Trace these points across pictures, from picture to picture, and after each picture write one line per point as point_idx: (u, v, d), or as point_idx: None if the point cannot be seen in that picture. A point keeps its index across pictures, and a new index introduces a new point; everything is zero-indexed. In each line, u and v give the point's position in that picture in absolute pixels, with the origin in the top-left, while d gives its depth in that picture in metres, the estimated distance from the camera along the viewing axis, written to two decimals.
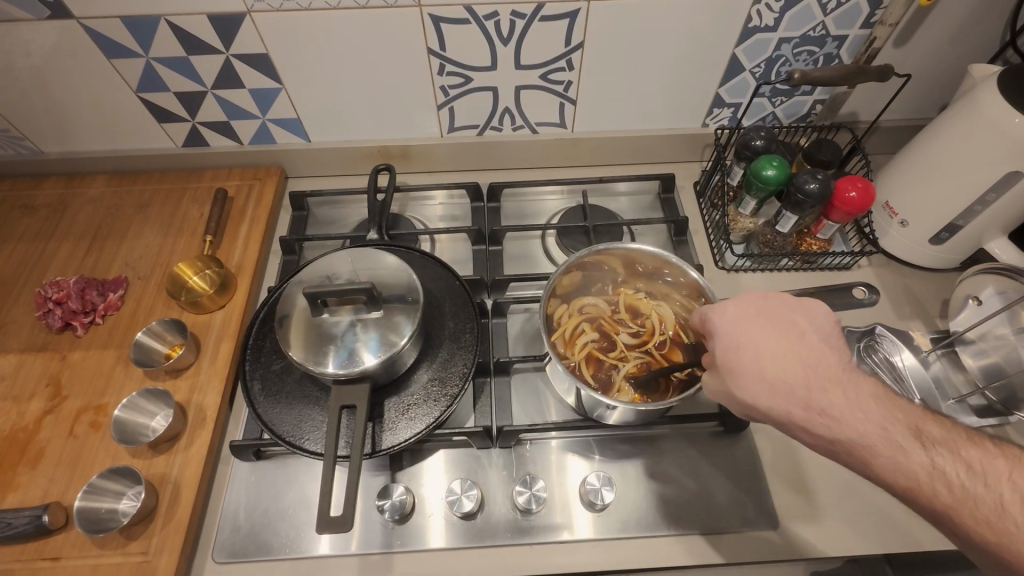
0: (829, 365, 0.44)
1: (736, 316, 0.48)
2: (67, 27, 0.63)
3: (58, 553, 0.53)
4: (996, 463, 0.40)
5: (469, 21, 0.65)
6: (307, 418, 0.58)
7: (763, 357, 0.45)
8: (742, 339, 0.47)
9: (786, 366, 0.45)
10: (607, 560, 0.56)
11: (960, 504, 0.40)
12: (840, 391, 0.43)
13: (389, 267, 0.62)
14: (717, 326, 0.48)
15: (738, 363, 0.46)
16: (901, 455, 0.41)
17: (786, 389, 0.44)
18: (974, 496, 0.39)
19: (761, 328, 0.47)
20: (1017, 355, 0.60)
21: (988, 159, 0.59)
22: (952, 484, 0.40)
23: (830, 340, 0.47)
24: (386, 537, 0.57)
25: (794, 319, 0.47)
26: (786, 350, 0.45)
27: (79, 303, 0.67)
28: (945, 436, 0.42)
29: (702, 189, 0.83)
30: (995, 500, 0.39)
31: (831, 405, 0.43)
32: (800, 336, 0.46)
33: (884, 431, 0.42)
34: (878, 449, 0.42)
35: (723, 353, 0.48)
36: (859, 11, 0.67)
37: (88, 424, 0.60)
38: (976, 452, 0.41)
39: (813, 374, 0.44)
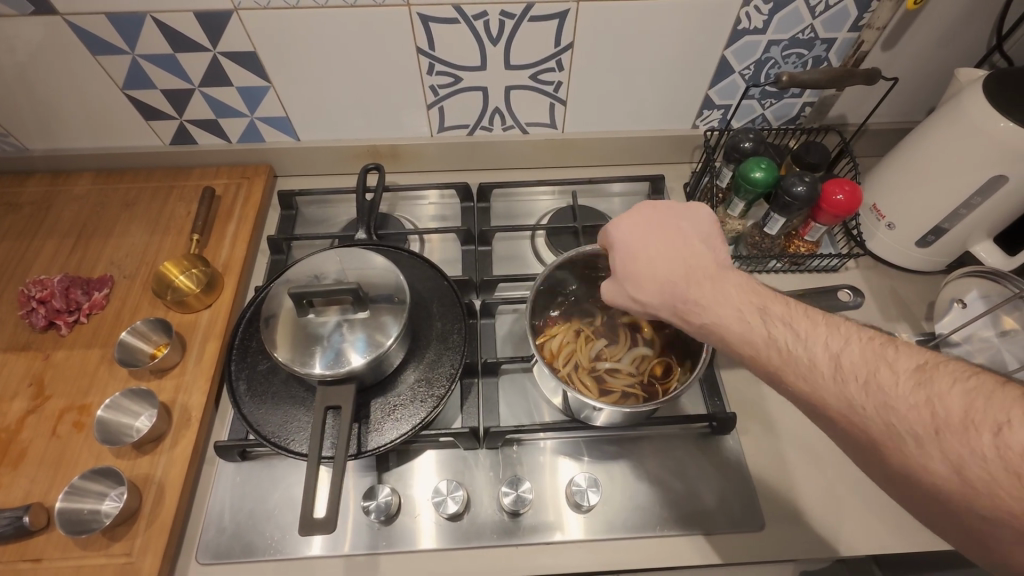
0: (706, 265, 0.48)
1: (633, 226, 0.52)
2: (50, 23, 0.63)
3: (39, 554, 0.53)
4: (818, 330, 0.40)
5: (458, 20, 0.65)
6: (292, 419, 0.57)
7: (652, 260, 0.49)
8: (633, 244, 0.51)
9: (670, 265, 0.48)
10: (594, 561, 0.56)
11: (785, 365, 0.40)
12: (712, 285, 0.46)
13: (376, 267, 0.62)
14: (614, 238, 0.52)
15: (632, 269, 0.50)
16: (745, 330, 0.43)
17: (667, 286, 0.48)
18: (792, 357, 0.40)
19: (652, 236, 0.50)
20: (1001, 357, 0.60)
21: (973, 163, 0.60)
22: (779, 348, 0.41)
23: (714, 246, 0.50)
24: (372, 539, 0.57)
25: (679, 228, 0.51)
26: (668, 251, 0.49)
27: (63, 303, 0.66)
28: (787, 311, 0.43)
29: (692, 191, 0.83)
30: (809, 359, 0.39)
31: (701, 296, 0.46)
32: (684, 240, 0.50)
33: (738, 312, 0.44)
34: (730, 326, 0.44)
35: (620, 261, 0.52)
36: (847, 13, 0.67)
37: (71, 424, 0.60)
38: (807, 321, 0.41)
39: (691, 272, 0.48)
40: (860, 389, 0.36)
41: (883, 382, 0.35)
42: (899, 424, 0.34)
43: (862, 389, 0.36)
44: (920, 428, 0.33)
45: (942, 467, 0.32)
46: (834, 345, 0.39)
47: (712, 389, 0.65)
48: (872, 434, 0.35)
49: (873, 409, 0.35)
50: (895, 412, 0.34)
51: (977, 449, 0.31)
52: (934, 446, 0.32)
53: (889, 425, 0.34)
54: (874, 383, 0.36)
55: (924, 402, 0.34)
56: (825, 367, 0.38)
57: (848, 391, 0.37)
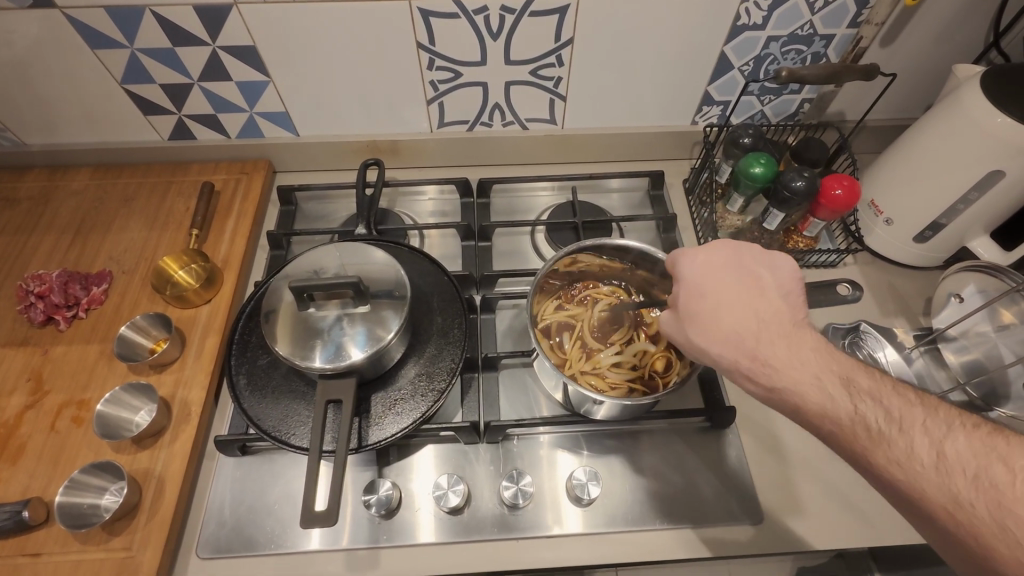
0: (782, 320, 0.46)
1: (707, 266, 0.50)
2: (48, 17, 0.62)
3: (38, 549, 0.53)
4: (916, 413, 0.40)
5: (458, 15, 0.65)
6: (293, 414, 0.57)
7: (723, 305, 0.47)
8: (705, 287, 0.49)
9: (742, 317, 0.47)
10: (594, 555, 0.56)
11: (875, 448, 0.39)
12: (787, 346, 0.45)
13: (377, 262, 0.62)
14: (688, 273, 0.50)
15: (698, 313, 0.48)
16: (826, 401, 0.42)
17: (736, 339, 0.46)
18: (886, 441, 0.39)
19: (725, 280, 0.49)
20: (998, 351, 0.61)
21: (970, 159, 0.60)
22: (870, 428, 0.40)
23: (791, 299, 0.48)
24: (372, 532, 0.57)
25: (758, 277, 0.49)
26: (746, 302, 0.47)
27: (61, 298, 0.66)
28: (875, 387, 0.42)
29: (691, 186, 0.83)
30: (906, 445, 0.38)
31: (773, 355, 0.45)
32: (761, 291, 0.48)
33: (817, 380, 0.43)
34: (808, 394, 0.43)
35: (686, 300, 0.50)
36: (845, 10, 0.67)
37: (70, 419, 0.60)
38: (901, 401, 0.41)
39: (764, 329, 0.46)
40: (970, 484, 0.35)
41: (996, 478, 0.34)
42: (1017, 528, 0.33)
43: (970, 483, 0.35)
44: None
45: None
46: (935, 432, 0.38)
47: (711, 383, 0.65)
48: (981, 533, 0.34)
49: (985, 508, 0.34)
50: (1011, 513, 0.33)
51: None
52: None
53: (1005, 529, 0.33)
54: (985, 480, 0.35)
55: None
56: (925, 454, 0.37)
57: (953, 484, 0.36)
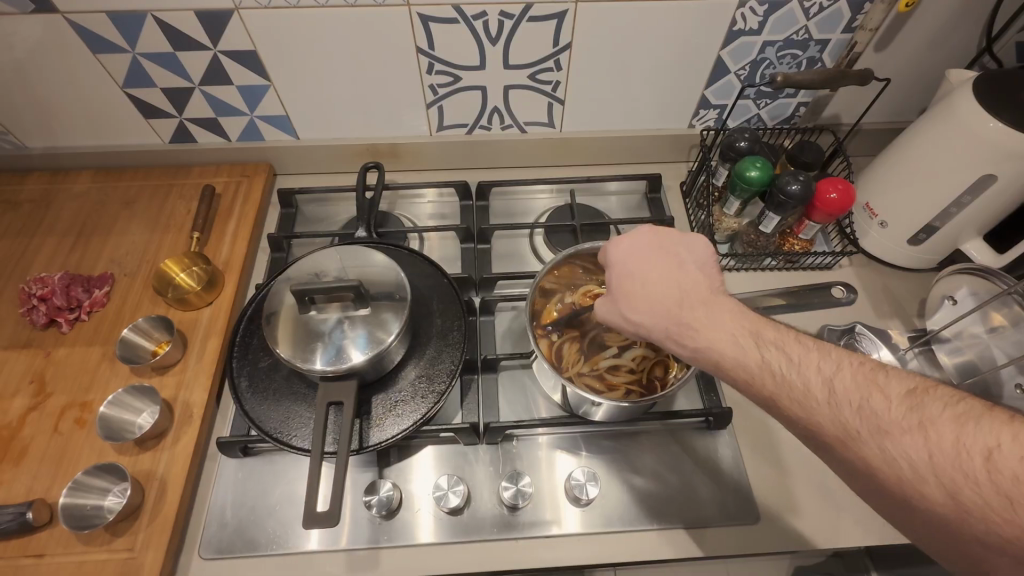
0: (699, 288, 0.48)
1: (631, 247, 0.52)
2: (51, 21, 0.63)
3: (42, 550, 0.53)
4: (811, 354, 0.42)
5: (457, 21, 0.66)
6: (294, 415, 0.58)
7: (645, 280, 0.49)
8: (629, 266, 0.51)
9: (664, 288, 0.48)
10: (592, 555, 0.57)
11: (780, 391, 0.41)
12: (706, 310, 0.47)
13: (377, 265, 0.63)
14: (614, 255, 0.52)
15: (626, 289, 0.50)
16: (739, 353, 0.44)
17: (659, 307, 0.48)
18: (787, 383, 0.41)
19: (645, 258, 0.51)
20: (990, 353, 0.62)
21: (963, 163, 0.61)
22: (774, 373, 0.42)
23: (707, 271, 0.50)
24: (373, 533, 0.57)
25: (677, 252, 0.51)
26: (666, 275, 0.49)
27: (64, 300, 0.67)
28: (778, 335, 0.44)
29: (688, 189, 0.84)
30: (803, 385, 0.40)
31: (695, 319, 0.46)
32: (680, 264, 0.49)
33: (733, 337, 0.45)
34: (724, 349, 0.45)
35: (616, 280, 0.51)
36: (840, 15, 0.68)
37: (73, 420, 0.60)
38: (799, 346, 0.43)
39: (685, 295, 0.48)
40: (857, 415, 0.37)
41: (877, 407, 0.37)
42: (895, 449, 0.35)
43: (857, 413, 0.37)
44: (916, 454, 0.34)
45: (937, 491, 0.33)
46: (826, 369, 0.40)
47: (708, 384, 0.66)
48: (868, 459, 0.36)
49: (868, 434, 0.37)
50: (892, 438, 0.35)
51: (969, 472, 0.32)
52: (930, 472, 0.34)
53: (885, 451, 0.36)
54: (867, 409, 0.37)
55: (919, 427, 0.35)
56: (819, 392, 0.39)
57: (843, 416, 0.38)
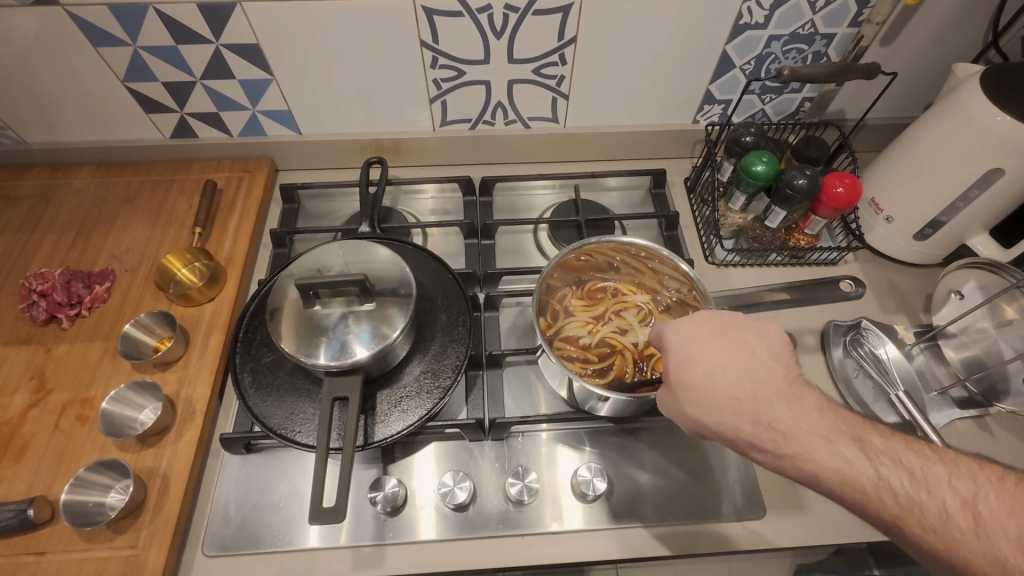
0: (777, 381, 0.45)
1: (689, 333, 0.49)
2: (51, 14, 0.62)
3: (43, 547, 0.53)
4: (936, 467, 0.40)
5: (461, 14, 0.65)
6: (298, 411, 0.57)
7: (715, 374, 0.46)
8: (691, 356, 0.48)
9: (738, 380, 0.46)
10: (598, 551, 0.56)
11: (909, 514, 0.39)
12: (788, 406, 0.44)
13: (380, 260, 0.62)
14: (673, 341, 0.49)
15: (692, 382, 0.47)
16: (844, 465, 0.42)
17: (737, 405, 0.45)
18: (918, 507, 0.39)
19: (712, 345, 0.48)
20: (997, 347, 0.62)
21: (969, 158, 0.61)
22: (897, 493, 0.40)
23: (781, 357, 0.47)
24: (378, 529, 0.57)
25: (743, 339, 0.48)
26: (737, 368, 0.46)
27: (64, 296, 0.66)
28: (888, 445, 0.43)
29: (692, 185, 0.83)
30: (940, 509, 0.39)
31: (780, 419, 0.44)
32: (749, 353, 0.47)
33: (828, 443, 0.43)
34: (824, 461, 0.42)
35: (676, 373, 0.48)
36: (846, 10, 0.68)
37: (74, 417, 0.60)
38: (917, 456, 0.41)
39: (761, 391, 0.45)
40: (1015, 549, 0.36)
41: None
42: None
43: (1014, 546, 0.36)
44: None
45: None
46: (965, 491, 0.39)
47: None
48: None
49: None
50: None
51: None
52: None
53: None
54: None
55: None
56: (964, 520, 0.38)
57: (999, 549, 0.36)
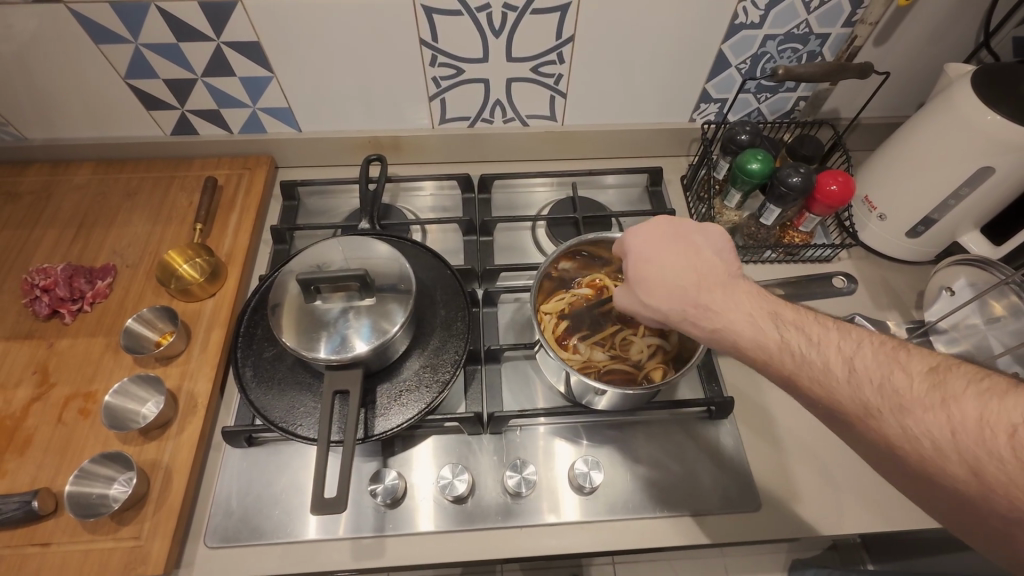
0: (717, 272, 0.48)
1: (645, 237, 0.52)
2: (53, 12, 0.63)
3: (47, 539, 0.53)
4: (830, 334, 0.42)
5: (460, 13, 0.66)
6: (300, 405, 0.58)
7: (663, 267, 0.50)
8: (646, 253, 0.51)
9: (684, 271, 0.49)
10: (594, 542, 0.57)
11: (799, 368, 0.41)
12: (723, 292, 0.47)
13: (381, 256, 0.63)
14: (629, 244, 0.53)
15: (645, 275, 0.50)
16: (757, 335, 0.44)
17: (680, 292, 0.48)
18: (806, 361, 0.41)
19: (664, 244, 0.51)
20: (987, 342, 0.63)
21: (960, 156, 0.62)
22: (793, 353, 0.42)
23: (724, 256, 0.50)
24: (377, 521, 0.58)
25: (692, 239, 0.51)
26: (683, 262, 0.49)
27: (67, 291, 0.66)
28: (798, 317, 0.44)
29: (689, 183, 0.84)
30: (821, 361, 0.40)
31: (712, 302, 0.47)
32: (696, 250, 0.50)
33: (749, 318, 0.45)
34: (742, 331, 0.45)
35: (632, 268, 0.52)
36: (840, 9, 0.69)
37: (77, 411, 0.60)
38: (819, 327, 0.43)
39: (704, 280, 0.48)
40: (876, 391, 0.37)
41: (898, 384, 0.36)
42: (916, 426, 0.34)
43: (875, 390, 0.37)
44: (937, 429, 0.34)
45: (958, 466, 0.32)
46: (846, 349, 0.40)
47: (710, 374, 0.66)
48: (888, 436, 0.36)
49: (889, 411, 0.36)
50: (912, 414, 0.35)
51: (989, 447, 0.31)
52: (951, 448, 0.33)
53: (906, 429, 0.35)
54: (889, 387, 0.36)
55: (940, 404, 0.34)
56: (838, 370, 0.39)
57: (863, 393, 0.37)
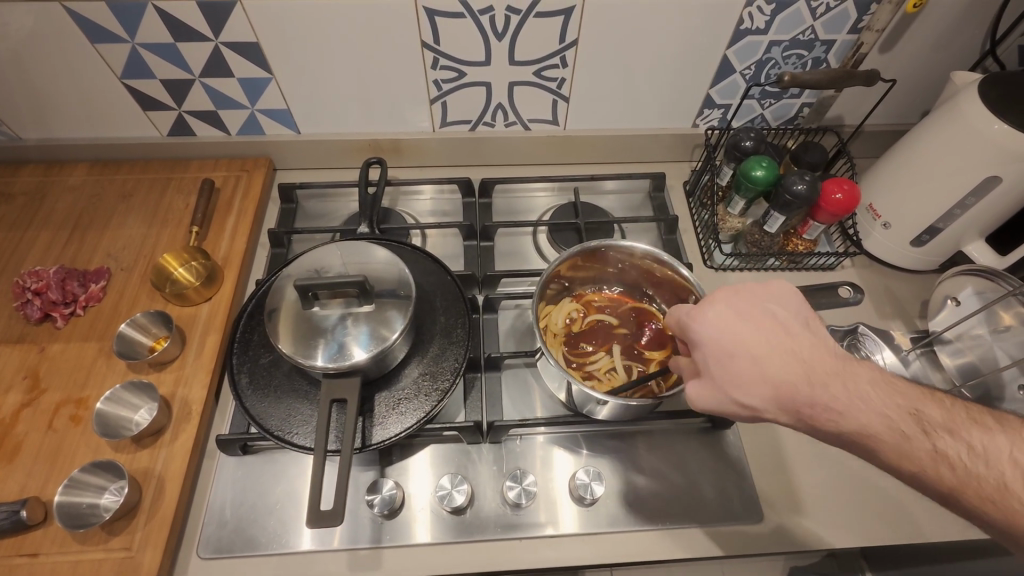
0: (820, 357, 0.44)
1: (720, 319, 0.46)
2: (48, 10, 0.62)
3: (36, 549, 0.52)
4: (944, 412, 0.43)
5: (462, 15, 0.65)
6: (296, 413, 0.57)
7: (760, 356, 0.44)
8: (730, 344, 0.45)
9: (784, 363, 0.44)
10: (596, 554, 0.56)
11: (928, 453, 0.41)
12: (840, 383, 0.43)
13: (380, 261, 0.62)
14: (707, 331, 0.46)
15: (738, 369, 0.44)
16: (880, 424, 0.43)
17: (785, 389, 0.43)
18: (936, 446, 0.41)
19: (752, 328, 0.45)
20: (993, 354, 0.62)
21: (967, 166, 0.61)
22: (916, 434, 0.42)
23: (812, 326, 0.46)
24: (374, 532, 0.56)
25: (774, 313, 0.46)
26: (778, 350, 0.44)
27: (59, 294, 0.65)
28: (905, 389, 0.44)
29: (691, 189, 0.84)
30: (973, 468, 0.40)
31: (833, 399, 0.43)
32: (787, 331, 0.45)
33: (881, 412, 0.43)
34: (869, 424, 0.43)
35: (720, 362, 0.45)
36: (846, 16, 0.68)
37: (68, 417, 0.59)
38: (928, 400, 0.44)
39: (810, 369, 0.43)
40: (1018, 480, 0.39)
41: None
42: None
43: (1016, 476, 0.39)
44: None
45: None
46: (967, 430, 0.42)
47: None
48: None
49: None
50: None
51: None
52: None
53: None
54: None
55: None
56: (970, 453, 0.40)
57: (1004, 480, 0.39)
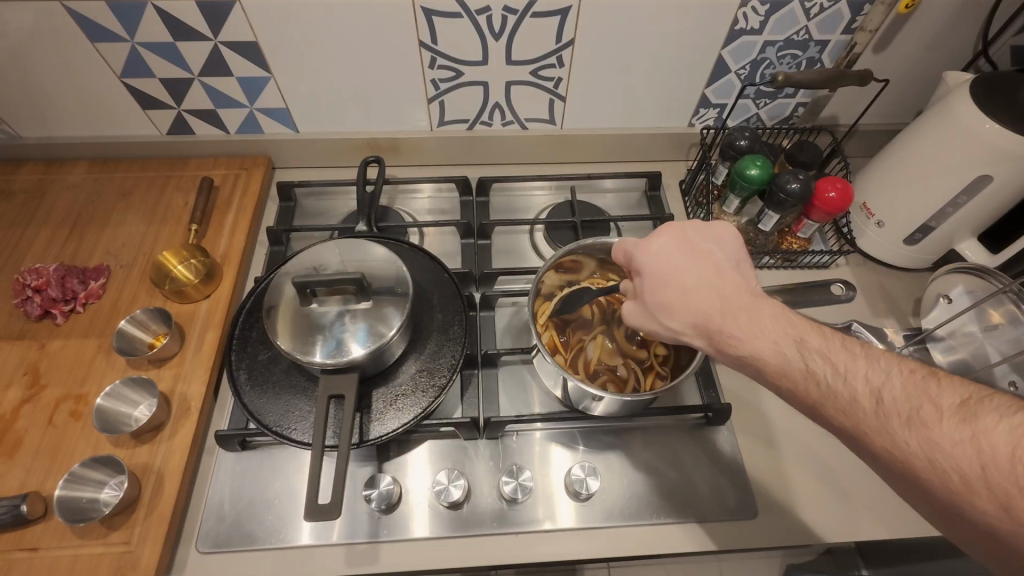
0: (741, 293, 0.47)
1: (662, 249, 0.50)
2: (48, 9, 0.62)
3: (35, 543, 0.53)
4: (857, 362, 0.41)
5: (459, 15, 0.66)
6: (294, 409, 0.57)
7: (686, 282, 0.48)
8: (665, 274, 0.49)
9: (705, 293, 0.47)
10: (591, 548, 0.57)
11: (824, 398, 0.41)
12: (749, 315, 0.46)
13: (378, 258, 0.62)
14: (644, 261, 0.51)
15: (664, 296, 0.49)
16: (781, 361, 0.44)
17: (703, 317, 0.47)
18: (832, 391, 0.41)
19: (683, 262, 0.49)
20: (984, 350, 0.63)
21: (959, 165, 0.62)
22: (819, 382, 0.42)
23: (743, 274, 0.49)
24: (372, 527, 0.57)
25: (705, 252, 0.50)
26: (704, 280, 0.48)
27: (59, 291, 0.66)
28: (824, 343, 0.43)
29: (687, 188, 0.84)
30: (848, 393, 0.40)
31: (737, 329, 0.46)
32: (714, 266, 0.49)
33: (774, 344, 0.44)
34: (767, 357, 0.44)
35: (652, 289, 0.50)
36: (840, 17, 0.69)
37: (68, 413, 0.59)
38: (846, 354, 0.42)
39: (728, 303, 0.47)
40: (905, 429, 0.37)
41: (926, 418, 0.36)
42: (944, 461, 0.35)
43: (903, 424, 0.37)
44: (966, 464, 0.34)
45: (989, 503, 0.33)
46: (875, 378, 0.40)
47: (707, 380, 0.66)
48: (919, 472, 0.36)
49: (917, 444, 0.36)
50: (939, 449, 0.35)
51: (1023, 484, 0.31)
52: (982, 483, 0.33)
53: (933, 461, 0.35)
54: (917, 421, 0.37)
55: (971, 439, 0.34)
56: (866, 402, 0.39)
57: (890, 426, 0.38)
